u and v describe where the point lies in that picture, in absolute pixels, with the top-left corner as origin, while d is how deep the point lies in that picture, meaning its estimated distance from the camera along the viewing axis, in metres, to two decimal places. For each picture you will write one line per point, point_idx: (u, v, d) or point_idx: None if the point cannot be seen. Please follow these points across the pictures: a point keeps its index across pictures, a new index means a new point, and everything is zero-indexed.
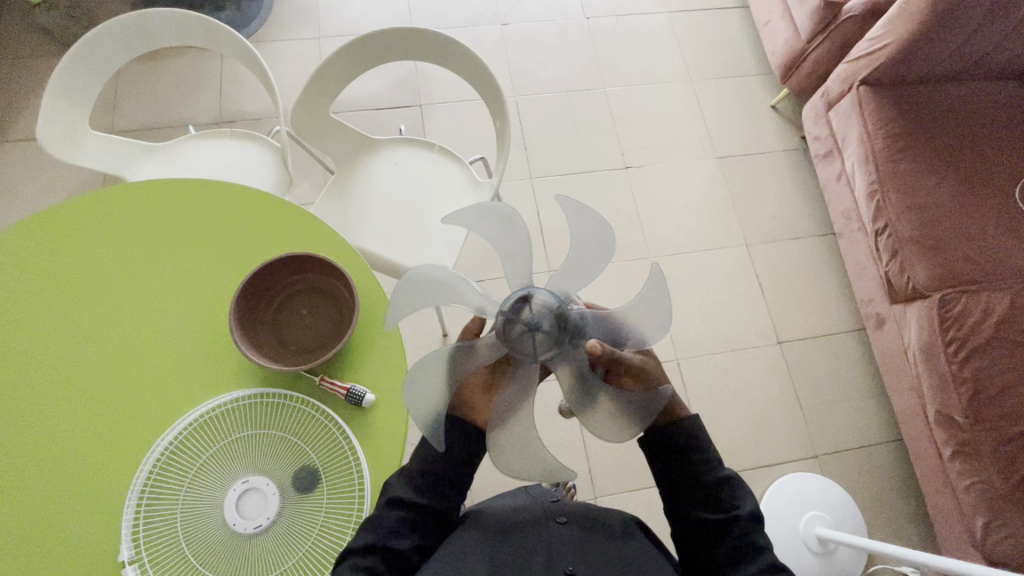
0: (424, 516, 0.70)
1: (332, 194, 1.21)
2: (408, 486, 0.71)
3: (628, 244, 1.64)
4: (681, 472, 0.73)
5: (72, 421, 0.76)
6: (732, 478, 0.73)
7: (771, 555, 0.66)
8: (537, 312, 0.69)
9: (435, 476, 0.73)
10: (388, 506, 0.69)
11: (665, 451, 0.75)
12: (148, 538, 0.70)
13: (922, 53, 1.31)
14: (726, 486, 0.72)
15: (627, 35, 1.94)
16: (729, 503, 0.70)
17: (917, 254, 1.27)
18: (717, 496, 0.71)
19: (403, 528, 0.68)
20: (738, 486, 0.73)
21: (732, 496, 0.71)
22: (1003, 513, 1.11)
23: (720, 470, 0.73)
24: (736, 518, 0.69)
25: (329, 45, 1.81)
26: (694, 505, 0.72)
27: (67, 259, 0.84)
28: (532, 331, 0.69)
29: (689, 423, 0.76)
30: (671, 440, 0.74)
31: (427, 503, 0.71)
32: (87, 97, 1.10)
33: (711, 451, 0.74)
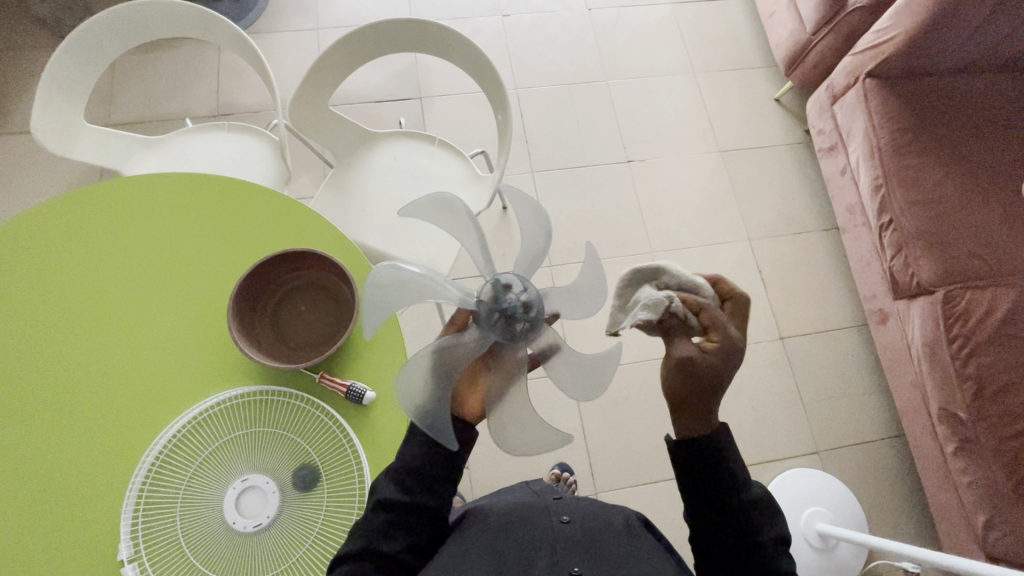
0: (415, 515, 0.67)
1: (331, 189, 1.19)
2: (394, 485, 0.67)
3: (630, 238, 1.63)
4: (708, 489, 0.66)
5: (69, 419, 0.75)
6: (763, 499, 0.67)
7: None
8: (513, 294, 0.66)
9: (422, 473, 0.67)
10: (374, 510, 0.66)
11: (697, 464, 0.67)
12: (147, 537, 0.70)
13: (930, 45, 1.29)
14: (755, 508, 0.66)
15: (629, 26, 1.91)
16: (755, 526, 0.64)
17: (921, 250, 1.26)
18: (744, 518, 0.65)
19: (390, 530, 0.65)
20: (767, 508, 0.67)
21: (762, 517, 0.65)
22: (1005, 511, 1.10)
23: (751, 489, 0.67)
24: (761, 544, 0.63)
25: (328, 36, 1.79)
26: (721, 525, 0.65)
27: (62, 255, 0.83)
28: (505, 316, 0.65)
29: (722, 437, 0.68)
30: (704, 452, 0.67)
31: (415, 502, 0.67)
32: (82, 90, 1.08)
33: (743, 469, 0.67)
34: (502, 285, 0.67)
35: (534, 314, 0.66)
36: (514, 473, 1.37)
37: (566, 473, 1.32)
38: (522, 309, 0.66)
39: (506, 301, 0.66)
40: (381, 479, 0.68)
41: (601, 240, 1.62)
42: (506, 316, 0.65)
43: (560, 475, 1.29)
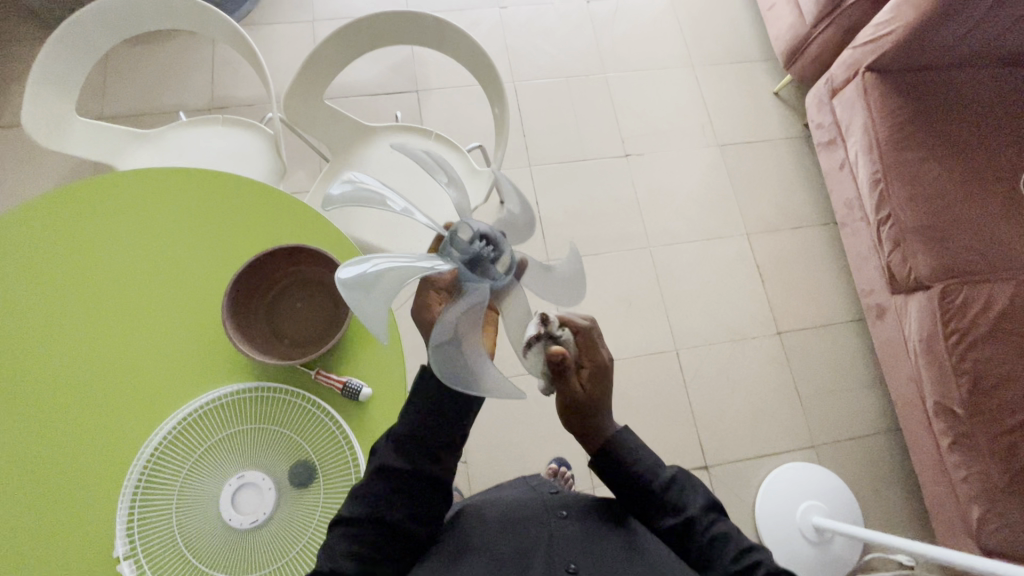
0: (415, 481, 0.66)
1: (327, 182, 1.19)
2: (395, 451, 0.66)
3: (628, 233, 1.62)
4: (627, 488, 0.70)
5: (63, 417, 0.75)
6: (677, 475, 0.70)
7: (737, 542, 0.63)
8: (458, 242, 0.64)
9: (423, 439, 0.66)
10: (375, 475, 0.65)
11: (609, 472, 0.71)
12: (142, 533, 0.69)
13: (930, 39, 1.28)
14: (674, 486, 0.69)
15: (628, 19, 1.89)
16: (680, 504, 0.67)
17: (919, 244, 1.26)
18: (669, 501, 0.68)
19: (393, 499, 0.64)
20: (685, 481, 0.70)
21: (684, 493, 0.68)
22: (999, 505, 1.11)
23: (663, 472, 0.70)
24: (693, 519, 0.66)
25: (323, 28, 1.77)
26: (655, 516, 0.68)
27: (55, 252, 0.82)
28: (466, 263, 0.64)
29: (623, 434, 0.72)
30: (611, 462, 0.70)
31: (415, 469, 0.66)
32: (73, 83, 1.07)
33: (649, 456, 0.71)
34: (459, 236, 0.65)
35: (500, 251, 0.64)
36: (512, 468, 1.38)
37: (564, 468, 1.32)
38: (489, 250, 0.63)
39: (467, 248, 0.63)
40: (382, 445, 0.67)
41: (600, 235, 1.61)
42: (476, 263, 0.63)
43: (558, 470, 1.30)
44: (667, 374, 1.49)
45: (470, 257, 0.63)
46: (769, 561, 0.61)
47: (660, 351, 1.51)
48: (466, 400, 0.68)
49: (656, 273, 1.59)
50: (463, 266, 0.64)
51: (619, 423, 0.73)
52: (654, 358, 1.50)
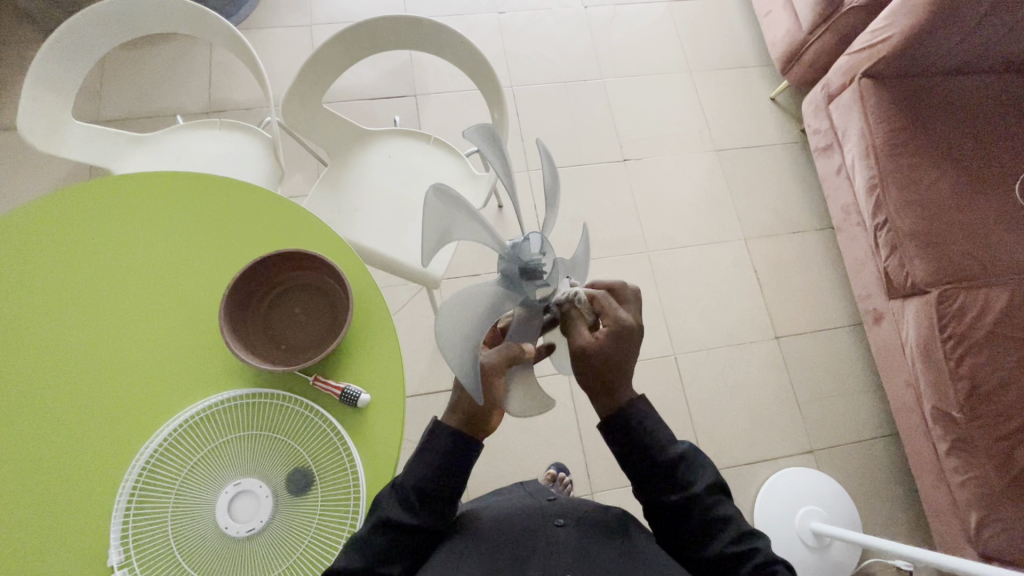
0: (418, 537, 0.65)
1: (326, 187, 1.18)
2: (404, 507, 0.65)
3: (625, 237, 1.63)
4: (635, 456, 0.67)
5: (57, 424, 0.74)
6: (689, 452, 0.67)
7: (738, 526, 0.63)
8: (530, 256, 0.59)
9: (431, 496, 0.66)
10: (376, 529, 0.63)
11: (616, 436, 0.67)
12: (137, 542, 0.69)
13: (925, 46, 1.29)
14: (684, 461, 0.67)
15: (625, 24, 1.90)
16: (687, 482, 0.65)
17: (916, 250, 1.26)
18: (675, 476, 0.66)
19: (391, 553, 0.63)
20: (695, 459, 0.67)
21: (690, 470, 0.66)
22: (997, 508, 1.11)
23: (672, 447, 0.67)
24: (698, 497, 0.64)
25: (321, 32, 1.77)
26: (657, 487, 0.66)
27: (50, 257, 0.81)
28: (521, 277, 0.60)
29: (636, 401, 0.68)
30: (623, 428, 0.67)
31: (421, 525, 0.65)
32: (70, 87, 1.06)
33: (664, 430, 0.68)
34: (527, 244, 0.59)
35: (550, 284, 0.61)
36: (510, 474, 1.37)
37: (562, 473, 1.32)
38: (545, 277, 0.60)
39: (532, 260, 0.59)
40: (390, 498, 0.65)
41: (598, 240, 1.61)
42: (530, 279, 0.60)
43: (556, 475, 1.30)
44: (665, 378, 1.49)
45: (528, 270, 0.59)
46: (768, 549, 0.62)
47: (658, 355, 1.51)
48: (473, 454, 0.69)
49: (654, 277, 1.59)
50: (519, 278, 0.60)
51: (638, 393, 0.69)
52: (653, 362, 1.50)
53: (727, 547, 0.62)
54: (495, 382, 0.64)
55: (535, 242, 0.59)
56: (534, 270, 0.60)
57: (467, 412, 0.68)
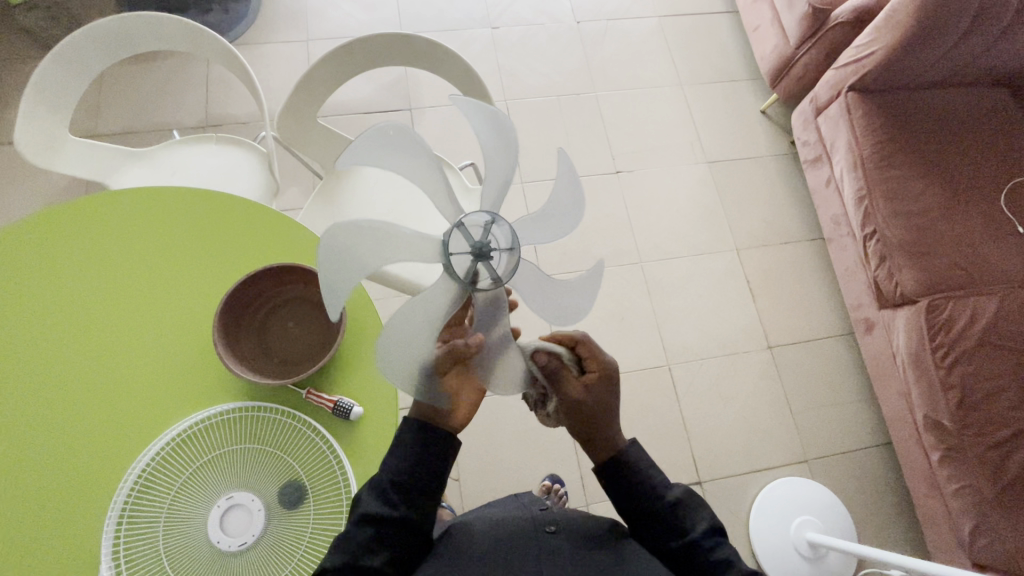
0: (399, 530, 0.65)
1: (321, 200, 1.19)
2: (380, 499, 0.65)
3: (618, 248, 1.64)
4: (634, 505, 0.69)
5: (50, 438, 0.74)
6: (684, 497, 0.69)
7: (739, 566, 0.63)
8: (486, 238, 0.60)
9: (406, 487, 0.66)
10: (359, 524, 0.64)
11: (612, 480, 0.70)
12: (129, 558, 0.68)
13: (909, 60, 1.32)
14: (681, 507, 0.68)
15: (617, 39, 1.94)
16: (685, 526, 0.67)
17: (905, 260, 1.28)
18: (672, 521, 0.67)
19: (375, 546, 0.63)
20: (692, 504, 0.69)
21: (688, 516, 0.68)
22: (990, 518, 1.12)
23: (670, 493, 0.69)
24: (696, 540, 0.65)
25: (317, 48, 1.79)
26: (657, 534, 0.68)
27: (47, 271, 0.81)
28: (474, 255, 0.59)
29: (629, 448, 0.71)
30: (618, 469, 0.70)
31: (402, 517, 0.65)
32: (67, 103, 1.07)
33: (659, 474, 0.70)
34: (471, 222, 0.60)
35: (497, 276, 0.61)
36: (505, 486, 1.37)
37: (557, 485, 1.32)
38: (492, 261, 0.60)
39: (483, 242, 0.60)
40: (366, 493, 0.66)
41: (591, 251, 1.62)
42: (482, 258, 0.59)
43: (551, 487, 1.30)
44: (659, 389, 1.49)
45: (477, 250, 0.59)
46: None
47: (651, 366, 1.51)
48: (450, 439, 0.69)
49: (648, 288, 1.60)
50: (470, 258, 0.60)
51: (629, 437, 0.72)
52: (647, 373, 1.51)
53: None
54: (433, 367, 0.67)
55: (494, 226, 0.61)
56: (486, 255, 0.60)
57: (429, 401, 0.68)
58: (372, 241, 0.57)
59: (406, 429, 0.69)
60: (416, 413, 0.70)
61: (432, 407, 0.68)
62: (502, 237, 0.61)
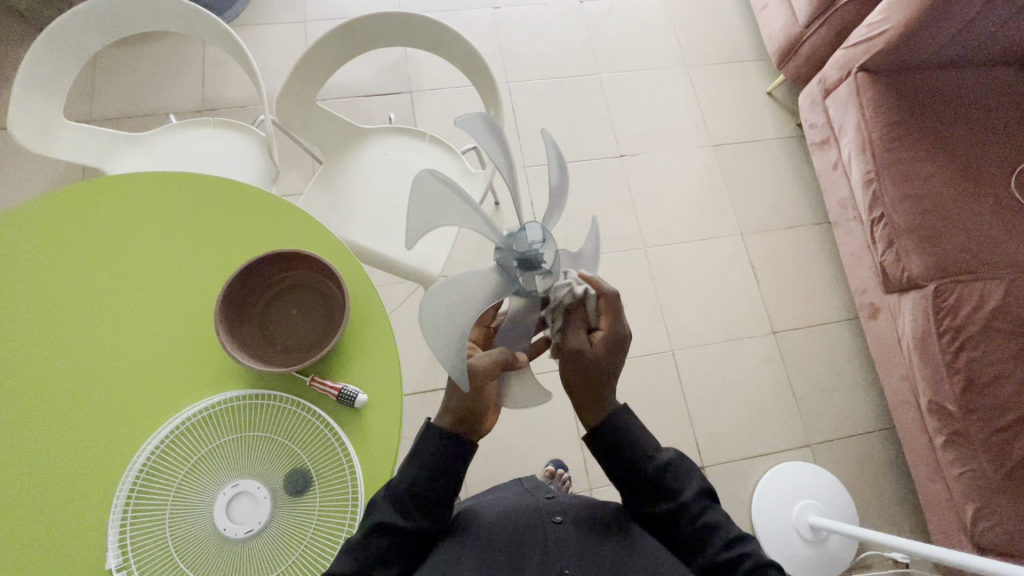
0: (414, 541, 0.64)
1: (321, 185, 1.18)
2: (396, 509, 0.65)
3: (622, 233, 1.62)
4: (624, 471, 0.68)
5: (55, 425, 0.74)
6: (674, 460, 0.69)
7: (728, 530, 0.64)
8: (529, 245, 0.61)
9: (422, 497, 0.66)
10: (372, 533, 0.63)
11: (600, 446, 0.69)
12: (135, 546, 0.68)
13: (922, 39, 1.29)
14: (670, 469, 0.68)
15: (622, 19, 1.89)
16: (675, 489, 0.67)
17: (912, 244, 1.27)
18: (663, 486, 0.67)
19: (387, 556, 0.62)
20: (681, 467, 0.69)
21: (678, 479, 0.68)
22: (992, 501, 1.12)
23: (661, 456, 0.69)
24: (686, 504, 0.66)
25: (315, 29, 1.75)
26: (646, 500, 0.68)
27: (46, 258, 0.80)
28: (527, 265, 0.62)
29: (619, 412, 0.70)
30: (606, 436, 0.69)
31: (415, 528, 0.64)
32: (61, 87, 1.05)
33: (649, 439, 0.69)
34: (527, 233, 0.61)
35: (552, 274, 0.63)
36: (509, 471, 1.37)
37: (561, 470, 1.32)
38: (545, 267, 0.62)
39: (530, 250, 0.61)
40: (381, 500, 0.66)
41: None
42: (531, 268, 0.62)
43: (554, 472, 1.31)
44: (663, 375, 1.49)
45: (527, 260, 0.62)
46: (758, 551, 0.63)
47: (655, 351, 1.51)
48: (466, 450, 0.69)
49: (651, 273, 1.59)
50: (520, 269, 0.63)
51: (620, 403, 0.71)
52: (650, 359, 1.50)
53: (724, 549, 0.63)
54: (484, 385, 0.67)
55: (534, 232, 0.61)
56: (534, 262, 0.62)
57: (461, 413, 0.68)
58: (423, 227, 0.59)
59: (430, 437, 0.68)
60: (445, 424, 0.69)
61: (471, 415, 0.68)
62: (534, 233, 0.61)
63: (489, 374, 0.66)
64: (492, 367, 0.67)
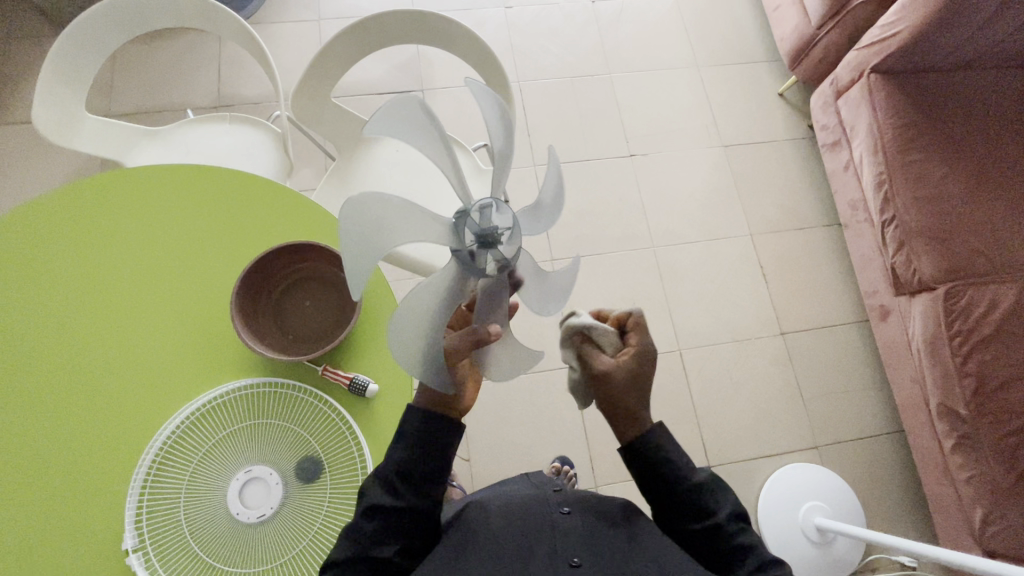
0: (408, 519, 0.65)
1: (334, 181, 1.20)
2: (386, 490, 0.65)
3: (631, 232, 1.63)
4: (658, 486, 0.68)
5: (73, 410, 0.76)
6: (709, 480, 0.69)
7: (760, 554, 0.64)
8: (485, 224, 0.60)
9: (412, 477, 0.66)
10: (365, 514, 0.64)
11: (638, 461, 0.69)
12: (151, 526, 0.70)
13: (936, 40, 1.28)
14: (705, 490, 0.68)
15: (633, 19, 1.90)
16: (710, 508, 0.67)
17: (924, 246, 1.26)
18: (697, 505, 0.67)
19: (383, 536, 0.63)
20: (716, 487, 0.69)
21: (711, 500, 0.67)
22: (1003, 505, 1.11)
23: (695, 476, 0.68)
24: (722, 524, 0.66)
25: (329, 27, 1.77)
26: (679, 516, 0.68)
27: (70, 246, 0.83)
28: (482, 244, 0.60)
29: (654, 430, 0.70)
30: (644, 454, 0.69)
31: (407, 507, 0.65)
32: (82, 81, 1.07)
33: (685, 458, 0.69)
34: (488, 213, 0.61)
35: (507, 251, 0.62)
36: (516, 467, 1.38)
37: (567, 466, 1.33)
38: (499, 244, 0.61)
39: (486, 229, 0.60)
40: (371, 484, 0.66)
41: (604, 235, 1.61)
42: (486, 247, 0.60)
43: (561, 468, 1.31)
44: (670, 374, 1.49)
45: (484, 238, 0.60)
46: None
47: (663, 350, 1.51)
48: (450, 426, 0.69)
49: (660, 272, 1.59)
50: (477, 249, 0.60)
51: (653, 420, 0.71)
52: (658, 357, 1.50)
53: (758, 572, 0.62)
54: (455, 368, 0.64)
55: (486, 211, 0.61)
56: (490, 240, 0.60)
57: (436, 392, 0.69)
58: (396, 116, 0.54)
59: (410, 420, 0.69)
60: (422, 402, 0.70)
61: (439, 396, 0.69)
62: (493, 214, 0.61)
63: (457, 355, 0.62)
64: (461, 346, 0.62)
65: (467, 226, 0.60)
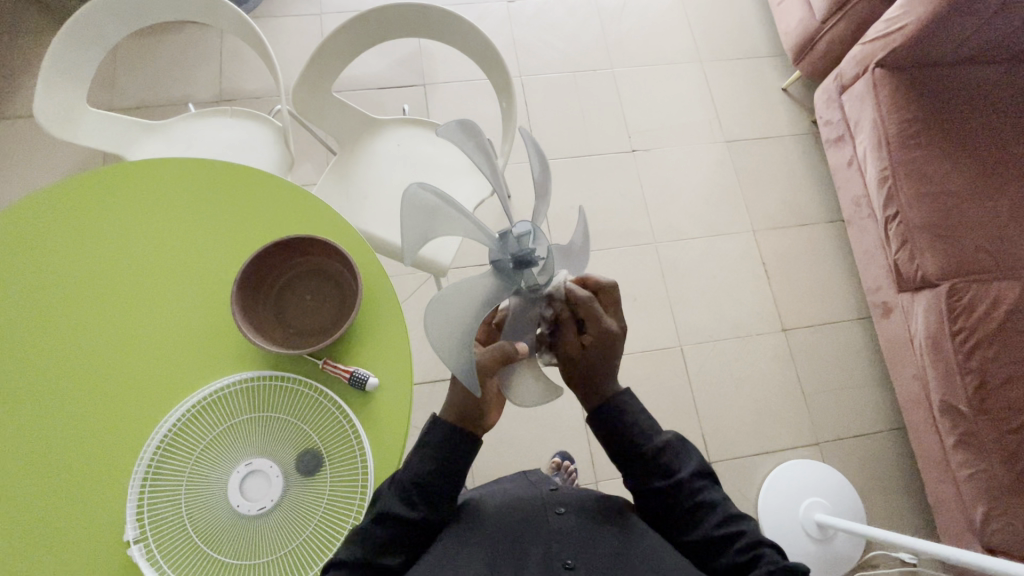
0: (417, 532, 0.66)
1: (335, 175, 1.19)
2: (403, 501, 0.66)
3: (633, 228, 1.62)
4: (622, 446, 0.70)
5: (74, 401, 0.76)
6: (673, 441, 0.71)
7: (726, 509, 0.66)
8: (521, 245, 0.60)
9: (428, 490, 0.67)
10: (377, 522, 0.64)
11: (601, 423, 0.71)
12: (153, 517, 0.71)
13: (941, 35, 1.27)
14: (668, 451, 0.70)
15: (636, 14, 1.89)
16: (672, 466, 0.68)
17: (927, 242, 1.25)
18: (661, 465, 0.69)
19: (390, 545, 0.64)
20: (680, 448, 0.71)
21: (674, 460, 0.69)
22: (1004, 503, 1.11)
23: (658, 436, 0.71)
24: (683, 481, 0.67)
25: (330, 21, 1.77)
26: (642, 475, 0.69)
27: (71, 238, 0.83)
28: (519, 264, 0.60)
29: (619, 395, 0.72)
30: (605, 414, 0.71)
31: (420, 519, 0.66)
32: (84, 74, 1.07)
33: (646, 419, 0.72)
34: (523, 232, 0.59)
35: (548, 273, 0.62)
36: (516, 462, 1.39)
37: (567, 462, 1.33)
38: (538, 265, 0.61)
39: (524, 250, 0.60)
40: (387, 493, 0.66)
41: (606, 231, 1.61)
42: (524, 267, 0.61)
43: (561, 464, 1.32)
44: (671, 370, 1.49)
45: (521, 259, 0.60)
46: (754, 531, 0.63)
47: (664, 346, 1.51)
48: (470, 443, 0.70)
49: (661, 268, 1.59)
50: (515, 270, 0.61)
51: (623, 387, 0.73)
52: (659, 354, 1.50)
53: (720, 526, 0.64)
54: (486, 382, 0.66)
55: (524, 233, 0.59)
56: (528, 260, 0.60)
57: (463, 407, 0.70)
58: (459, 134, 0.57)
59: (435, 434, 0.69)
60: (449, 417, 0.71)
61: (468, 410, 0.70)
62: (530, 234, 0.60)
63: (486, 371, 0.65)
64: (491, 363, 0.65)
65: (506, 246, 0.60)
